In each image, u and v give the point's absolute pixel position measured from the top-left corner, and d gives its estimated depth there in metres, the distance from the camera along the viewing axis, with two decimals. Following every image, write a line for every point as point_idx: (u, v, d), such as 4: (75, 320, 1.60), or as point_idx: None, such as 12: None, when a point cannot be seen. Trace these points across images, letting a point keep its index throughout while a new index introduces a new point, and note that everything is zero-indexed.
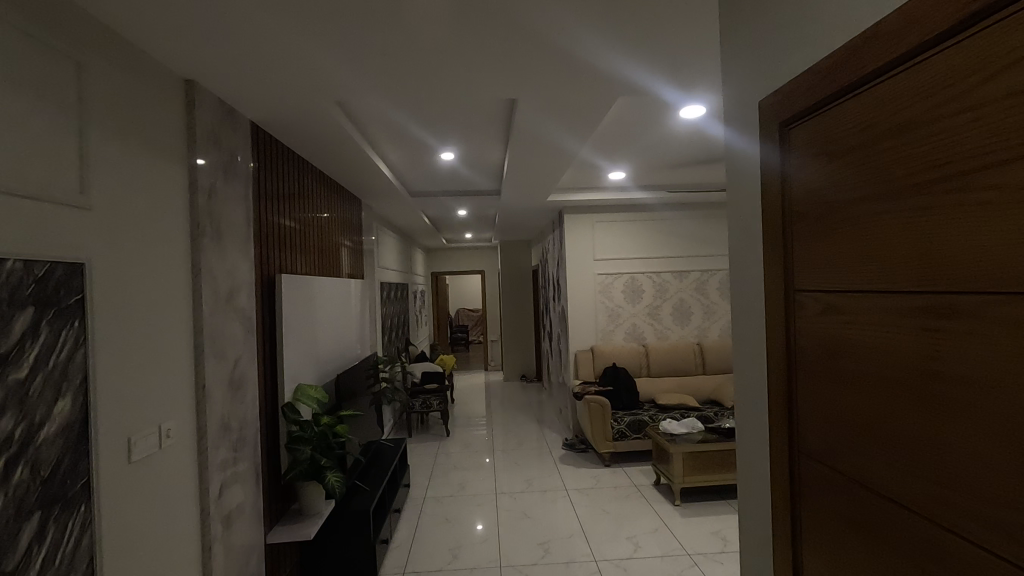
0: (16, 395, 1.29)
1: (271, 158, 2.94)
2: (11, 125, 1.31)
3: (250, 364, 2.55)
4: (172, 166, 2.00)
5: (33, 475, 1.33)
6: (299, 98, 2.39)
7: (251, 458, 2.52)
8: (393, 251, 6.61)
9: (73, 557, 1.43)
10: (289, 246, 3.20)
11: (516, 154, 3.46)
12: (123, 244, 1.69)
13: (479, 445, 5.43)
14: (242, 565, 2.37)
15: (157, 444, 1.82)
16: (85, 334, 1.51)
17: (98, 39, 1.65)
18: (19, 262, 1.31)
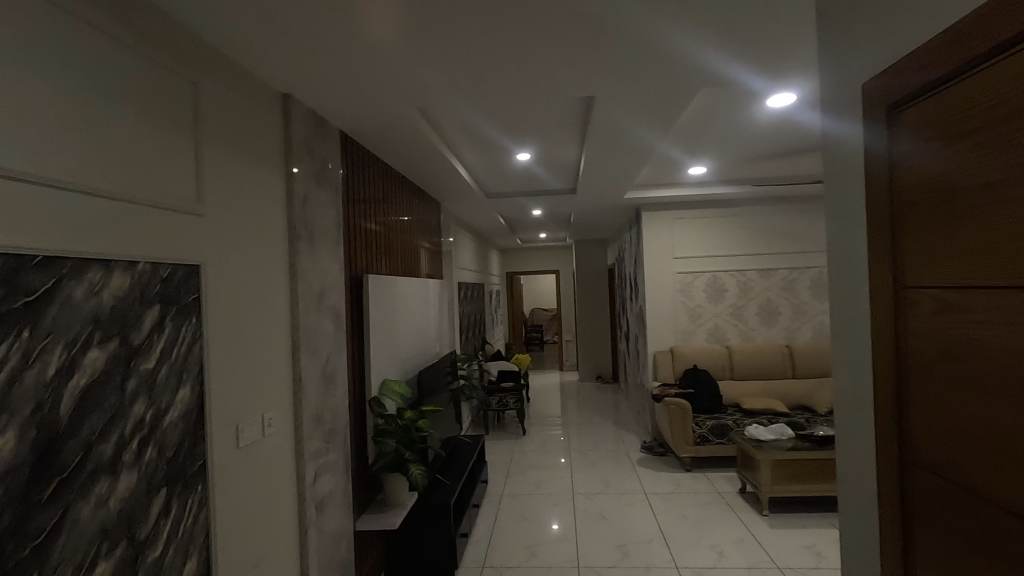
0: (147, 382, 1.45)
1: (358, 164, 3.10)
2: (140, 143, 1.47)
3: (341, 359, 2.70)
4: (272, 174, 2.16)
5: (160, 455, 1.48)
6: (384, 105, 2.50)
7: (342, 449, 2.67)
8: (470, 251, 6.76)
9: (192, 530, 1.59)
10: (374, 248, 3.36)
11: (593, 152, 3.43)
12: (230, 247, 1.85)
13: (554, 445, 5.42)
14: (334, 550, 2.51)
15: (261, 432, 1.98)
16: (202, 328, 1.67)
17: (208, 59, 1.80)
18: (148, 264, 1.47)
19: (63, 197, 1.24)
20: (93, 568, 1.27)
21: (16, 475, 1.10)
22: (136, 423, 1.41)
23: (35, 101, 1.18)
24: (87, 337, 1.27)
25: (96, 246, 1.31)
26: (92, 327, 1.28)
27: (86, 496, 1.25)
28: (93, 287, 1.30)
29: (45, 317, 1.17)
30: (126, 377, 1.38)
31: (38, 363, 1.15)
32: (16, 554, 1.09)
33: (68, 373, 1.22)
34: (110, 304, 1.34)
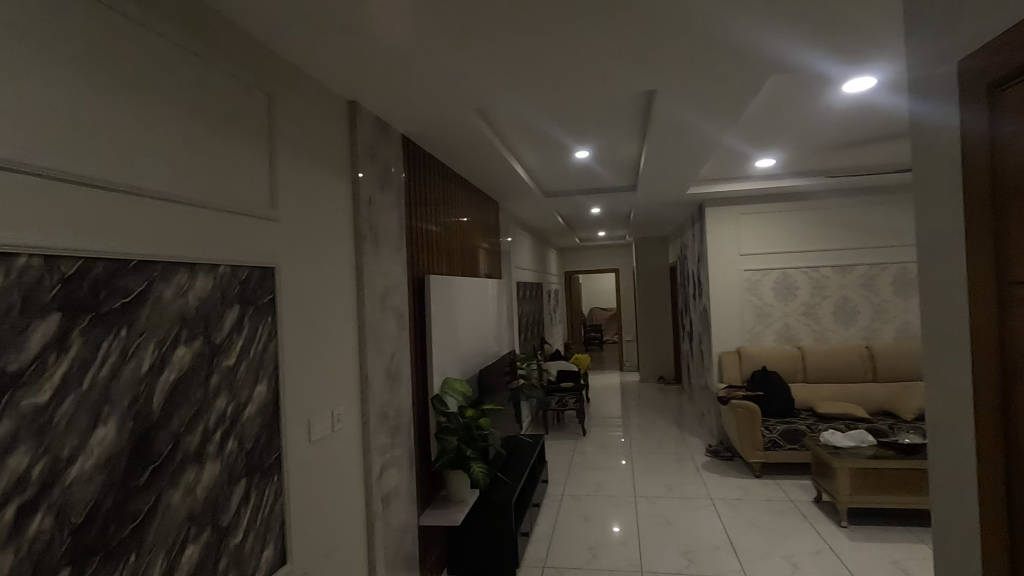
0: (228, 379, 1.54)
1: (419, 167, 3.17)
2: (220, 153, 1.57)
3: (404, 358, 2.77)
4: (339, 179, 2.24)
5: (240, 447, 1.57)
6: (444, 109, 2.54)
7: (406, 445, 2.74)
8: (528, 251, 6.77)
9: (269, 519, 1.67)
10: (435, 249, 3.43)
11: (655, 148, 3.35)
12: (302, 250, 1.93)
13: (615, 446, 5.33)
14: (399, 543, 2.59)
15: (331, 427, 2.06)
16: (277, 328, 1.76)
17: (280, 71, 1.89)
18: (228, 267, 1.56)
19: (152, 205, 1.33)
20: (182, 550, 1.36)
21: (117, 462, 1.20)
22: (219, 416, 1.50)
23: (126, 116, 1.28)
24: (175, 335, 1.37)
25: (183, 251, 1.41)
26: (179, 326, 1.38)
27: (175, 483, 1.35)
28: (180, 289, 1.39)
29: (139, 317, 1.27)
30: (210, 373, 1.47)
31: (134, 359, 1.25)
32: (117, 535, 1.19)
33: (159, 369, 1.32)
34: (195, 305, 1.44)
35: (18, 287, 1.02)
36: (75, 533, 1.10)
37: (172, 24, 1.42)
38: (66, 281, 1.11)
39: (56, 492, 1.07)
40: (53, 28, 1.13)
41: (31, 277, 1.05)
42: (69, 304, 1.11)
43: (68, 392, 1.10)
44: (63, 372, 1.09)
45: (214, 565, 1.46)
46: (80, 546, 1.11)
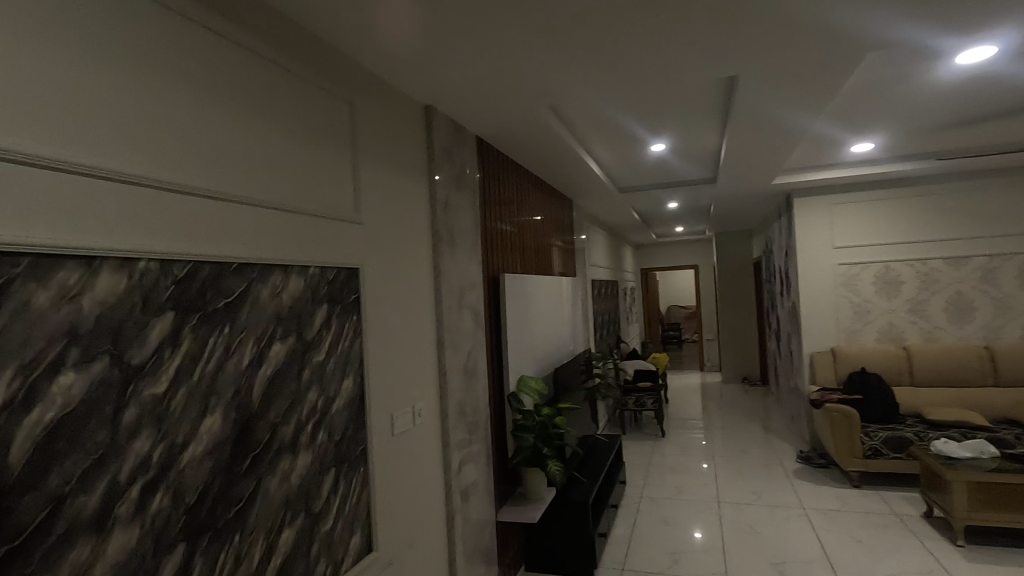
0: (319, 373, 1.63)
1: (493, 167, 3.21)
2: (307, 161, 1.66)
3: (481, 356, 2.82)
4: (417, 182, 2.31)
5: (330, 438, 1.66)
6: (517, 108, 2.56)
7: (484, 441, 2.79)
8: (603, 248, 6.67)
9: (357, 507, 1.76)
10: (509, 248, 3.46)
11: (737, 137, 3.19)
12: (383, 251, 2.02)
13: (696, 449, 5.13)
14: (478, 537, 2.63)
15: (412, 421, 2.13)
16: (362, 325, 1.84)
17: (361, 80, 1.97)
18: (317, 268, 1.66)
19: (249, 210, 1.43)
20: (280, 533, 1.46)
21: (222, 449, 1.30)
22: (311, 409, 1.59)
23: (225, 130, 1.38)
24: (272, 332, 1.47)
25: (277, 255, 1.51)
26: (275, 323, 1.48)
27: (273, 470, 1.44)
28: (275, 288, 1.49)
29: (240, 315, 1.37)
30: (302, 368, 1.57)
31: (236, 354, 1.36)
32: (224, 515, 1.29)
33: (258, 363, 1.42)
34: (289, 303, 1.54)
35: (140, 289, 1.14)
36: (189, 512, 1.21)
37: (262, 41, 1.52)
38: (179, 283, 1.22)
39: (172, 474, 1.18)
40: (162, 50, 1.23)
41: (150, 279, 1.16)
42: (181, 303, 1.22)
43: (182, 383, 1.21)
44: (177, 365, 1.20)
45: (308, 548, 1.55)
46: (192, 525, 1.22)
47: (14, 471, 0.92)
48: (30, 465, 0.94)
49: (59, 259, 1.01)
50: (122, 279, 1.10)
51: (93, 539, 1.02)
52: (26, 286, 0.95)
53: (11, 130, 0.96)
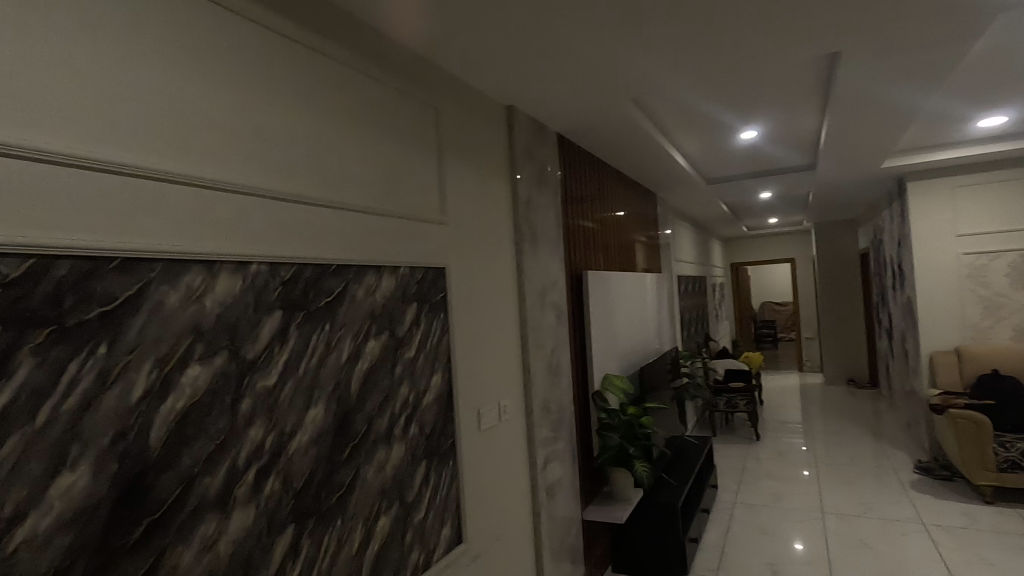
0: (410, 368, 1.70)
1: (574, 163, 3.19)
2: (396, 167, 1.74)
3: (564, 353, 2.81)
4: (500, 181, 2.34)
5: (421, 431, 1.73)
6: (599, 102, 2.52)
7: (569, 439, 2.78)
8: (689, 243, 6.42)
9: (446, 499, 1.81)
10: (592, 245, 3.42)
11: (839, 119, 2.95)
12: (468, 252, 2.07)
13: (796, 454, 4.81)
14: (564, 535, 2.63)
15: (498, 417, 2.17)
16: (449, 323, 1.89)
17: (445, 85, 2.03)
18: (407, 268, 1.72)
19: (342, 216, 1.52)
20: (377, 519, 1.54)
21: (325, 438, 1.39)
22: (403, 403, 1.66)
23: (322, 141, 1.47)
24: (367, 329, 1.55)
25: (371, 256, 1.59)
26: (370, 321, 1.56)
27: (369, 461, 1.52)
28: (369, 288, 1.57)
29: (338, 314, 1.46)
30: (394, 364, 1.64)
31: (336, 350, 1.44)
32: (327, 501, 1.38)
33: (355, 359, 1.51)
34: (382, 302, 1.62)
35: (252, 290, 1.24)
36: (296, 497, 1.31)
37: (352, 55, 1.60)
38: (284, 284, 1.32)
39: (281, 461, 1.28)
40: (264, 69, 1.33)
41: (260, 281, 1.26)
42: (286, 302, 1.32)
43: (289, 377, 1.31)
44: (284, 360, 1.30)
45: (402, 536, 1.62)
46: (299, 508, 1.31)
47: (153, 453, 1.04)
48: (166, 447, 1.06)
49: (187, 263, 1.12)
50: (237, 282, 1.21)
51: (217, 517, 1.13)
52: (159, 288, 1.07)
53: (148, 149, 1.07)
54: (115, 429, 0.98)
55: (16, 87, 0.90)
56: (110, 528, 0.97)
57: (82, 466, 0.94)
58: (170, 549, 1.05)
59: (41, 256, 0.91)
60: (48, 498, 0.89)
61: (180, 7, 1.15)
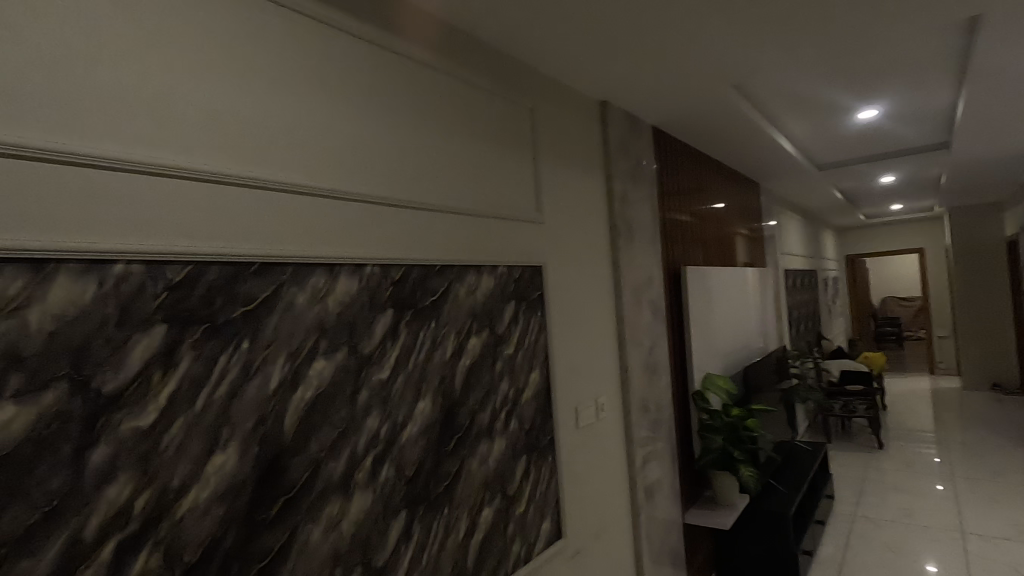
0: (510, 365, 1.75)
1: (670, 155, 3.09)
2: (492, 168, 1.78)
3: (663, 351, 2.74)
4: (594, 178, 2.33)
5: (520, 426, 1.76)
6: (697, 91, 2.42)
7: (669, 439, 2.71)
8: (798, 234, 5.98)
9: (545, 494, 1.84)
10: (691, 240, 3.30)
11: (981, 92, 2.61)
12: (564, 250, 2.08)
13: (928, 466, 4.34)
14: (665, 537, 2.57)
15: (596, 415, 2.16)
16: (546, 321, 1.92)
17: (540, 85, 2.06)
18: (505, 267, 1.77)
19: (444, 219, 1.59)
20: (481, 510, 1.60)
21: (432, 430, 1.47)
22: (504, 399, 1.71)
23: (425, 149, 1.55)
24: (469, 327, 1.61)
25: (471, 257, 1.65)
26: (472, 319, 1.62)
27: (473, 453, 1.59)
28: (471, 287, 1.63)
29: (443, 312, 1.53)
30: (495, 361, 1.69)
31: (441, 347, 1.52)
32: (435, 490, 1.46)
33: (459, 355, 1.57)
34: (483, 301, 1.67)
35: (367, 289, 1.34)
36: (408, 484, 1.39)
37: (452, 63, 1.67)
38: (395, 283, 1.41)
39: (395, 450, 1.37)
40: (374, 84, 1.43)
41: (375, 281, 1.36)
42: (397, 301, 1.41)
43: (400, 371, 1.40)
44: (395, 355, 1.39)
45: (505, 527, 1.67)
46: (411, 495, 1.40)
47: (287, 437, 1.15)
48: (297, 433, 1.17)
49: (311, 266, 1.23)
50: (354, 282, 1.31)
51: (340, 498, 1.24)
52: (290, 289, 1.18)
53: (277, 166, 1.19)
54: (257, 415, 1.11)
55: (174, 113, 1.04)
56: (255, 503, 1.09)
57: (232, 446, 1.06)
58: (302, 525, 1.17)
59: (194, 262, 1.03)
60: (206, 473, 1.02)
61: (301, 32, 1.27)
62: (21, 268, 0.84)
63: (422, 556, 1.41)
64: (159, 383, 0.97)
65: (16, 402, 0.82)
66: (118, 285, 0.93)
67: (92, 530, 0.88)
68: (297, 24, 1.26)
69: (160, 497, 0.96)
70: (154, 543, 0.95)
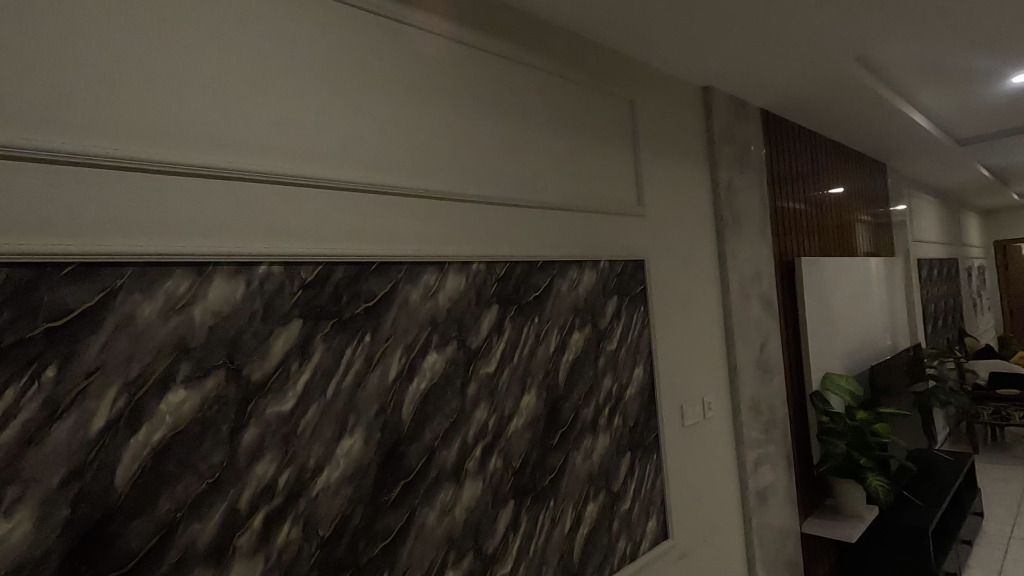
0: (612, 361, 1.73)
1: (782, 139, 2.89)
2: (592, 162, 1.77)
3: (775, 348, 2.58)
4: (698, 167, 2.24)
5: (624, 423, 1.74)
6: (812, 68, 2.24)
7: (783, 442, 2.54)
8: (934, 218, 5.34)
9: (651, 493, 1.80)
10: (806, 229, 3.07)
11: None
12: (667, 243, 2.02)
13: None
14: (780, 546, 2.42)
15: (703, 414, 2.08)
16: (649, 316, 1.87)
17: (640, 75, 2.01)
18: (606, 262, 1.75)
19: (545, 215, 1.60)
20: (586, 505, 1.60)
21: (538, 423, 1.50)
22: (607, 394, 1.70)
23: (527, 147, 1.58)
24: (571, 322, 1.62)
25: (573, 253, 1.65)
26: (574, 314, 1.63)
27: (578, 448, 1.59)
28: (573, 282, 1.64)
29: (546, 308, 1.55)
30: (598, 356, 1.69)
31: (545, 342, 1.54)
32: (541, 482, 1.49)
33: (562, 350, 1.58)
34: (585, 296, 1.67)
35: (474, 286, 1.39)
36: (515, 475, 1.43)
37: (552, 60, 1.68)
38: (500, 280, 1.45)
39: (502, 441, 1.41)
40: (478, 87, 1.47)
41: (481, 278, 1.40)
42: (502, 297, 1.45)
43: (506, 365, 1.44)
44: (501, 349, 1.43)
45: (610, 523, 1.66)
46: (518, 486, 1.43)
47: (404, 426, 1.23)
48: (413, 422, 1.24)
49: (423, 265, 1.30)
50: (462, 279, 1.37)
51: (453, 485, 1.30)
52: (405, 286, 1.26)
53: (392, 172, 1.27)
54: (378, 404, 1.19)
55: (303, 128, 1.14)
56: (377, 486, 1.18)
57: (357, 432, 1.15)
58: (419, 508, 1.24)
59: (322, 263, 1.13)
60: (336, 455, 1.12)
61: (407, 42, 1.34)
62: (186, 271, 0.96)
63: (529, 547, 1.44)
64: (296, 373, 1.07)
65: (186, 387, 0.95)
66: (261, 285, 1.04)
67: (245, 501, 1.00)
68: (405, 35, 1.33)
69: (299, 475, 1.06)
70: (295, 516, 1.05)
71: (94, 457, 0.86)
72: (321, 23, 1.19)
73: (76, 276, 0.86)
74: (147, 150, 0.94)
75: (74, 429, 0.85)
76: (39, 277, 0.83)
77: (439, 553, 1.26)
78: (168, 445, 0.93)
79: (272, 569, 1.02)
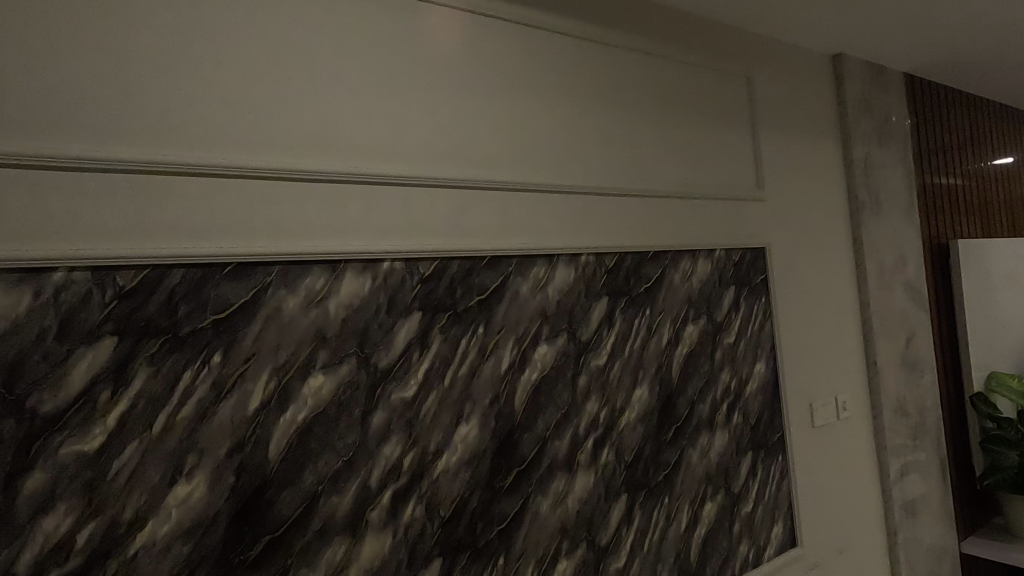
0: (730, 355, 1.64)
1: (932, 106, 2.54)
2: (707, 146, 1.68)
3: (926, 343, 2.28)
4: (827, 144, 2.04)
5: (745, 420, 1.65)
6: (973, 20, 1.94)
7: (936, 448, 2.25)
8: None
9: (777, 497, 1.69)
10: (964, 207, 2.67)
11: None
12: (792, 229, 1.87)
13: None
14: (934, 565, 2.16)
15: (837, 414, 1.91)
16: (772, 307, 1.75)
17: (759, 48, 1.87)
18: (722, 250, 1.66)
19: (656, 204, 1.55)
20: (704, 503, 1.54)
21: (651, 418, 1.46)
22: (725, 389, 1.62)
23: (636, 134, 1.54)
24: (686, 314, 1.56)
25: (688, 242, 1.59)
26: (688, 306, 1.56)
27: (694, 444, 1.53)
28: (686, 272, 1.57)
29: (658, 298, 1.51)
30: (714, 349, 1.61)
31: (657, 334, 1.50)
32: (655, 477, 1.45)
33: (676, 343, 1.53)
34: (699, 286, 1.60)
35: (583, 277, 1.39)
36: (628, 469, 1.41)
37: (662, 41, 1.61)
38: (610, 271, 1.43)
39: (615, 434, 1.40)
40: (585, 77, 1.45)
41: (590, 270, 1.40)
42: (612, 288, 1.43)
43: (617, 357, 1.42)
44: (612, 341, 1.42)
45: (730, 525, 1.58)
46: (631, 480, 1.41)
47: (518, 416, 1.26)
48: (526, 411, 1.27)
49: (534, 258, 1.32)
50: (572, 271, 1.37)
51: (566, 476, 1.31)
52: (516, 279, 1.28)
53: (501, 168, 1.30)
54: (492, 392, 1.23)
55: (420, 131, 1.20)
56: (493, 472, 1.22)
57: (473, 420, 1.20)
58: (533, 496, 1.26)
59: (439, 258, 1.19)
60: (454, 441, 1.18)
61: (517, 39, 1.35)
62: (322, 268, 1.06)
63: (644, 542, 1.42)
64: (417, 362, 1.14)
65: (324, 373, 1.05)
66: (386, 280, 1.12)
67: (375, 479, 1.08)
68: (512, 31, 1.34)
69: (422, 457, 1.14)
70: (419, 495, 1.13)
71: (252, 434, 0.98)
72: (433, 27, 1.24)
73: (235, 274, 0.99)
74: (287, 161, 1.05)
75: (236, 408, 0.97)
76: (206, 277, 0.96)
77: (553, 543, 1.29)
78: (310, 425, 1.03)
79: (401, 543, 1.10)
